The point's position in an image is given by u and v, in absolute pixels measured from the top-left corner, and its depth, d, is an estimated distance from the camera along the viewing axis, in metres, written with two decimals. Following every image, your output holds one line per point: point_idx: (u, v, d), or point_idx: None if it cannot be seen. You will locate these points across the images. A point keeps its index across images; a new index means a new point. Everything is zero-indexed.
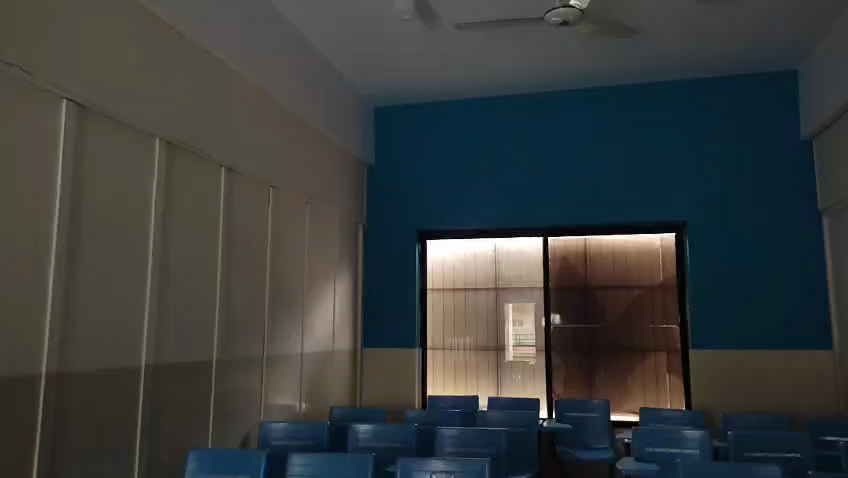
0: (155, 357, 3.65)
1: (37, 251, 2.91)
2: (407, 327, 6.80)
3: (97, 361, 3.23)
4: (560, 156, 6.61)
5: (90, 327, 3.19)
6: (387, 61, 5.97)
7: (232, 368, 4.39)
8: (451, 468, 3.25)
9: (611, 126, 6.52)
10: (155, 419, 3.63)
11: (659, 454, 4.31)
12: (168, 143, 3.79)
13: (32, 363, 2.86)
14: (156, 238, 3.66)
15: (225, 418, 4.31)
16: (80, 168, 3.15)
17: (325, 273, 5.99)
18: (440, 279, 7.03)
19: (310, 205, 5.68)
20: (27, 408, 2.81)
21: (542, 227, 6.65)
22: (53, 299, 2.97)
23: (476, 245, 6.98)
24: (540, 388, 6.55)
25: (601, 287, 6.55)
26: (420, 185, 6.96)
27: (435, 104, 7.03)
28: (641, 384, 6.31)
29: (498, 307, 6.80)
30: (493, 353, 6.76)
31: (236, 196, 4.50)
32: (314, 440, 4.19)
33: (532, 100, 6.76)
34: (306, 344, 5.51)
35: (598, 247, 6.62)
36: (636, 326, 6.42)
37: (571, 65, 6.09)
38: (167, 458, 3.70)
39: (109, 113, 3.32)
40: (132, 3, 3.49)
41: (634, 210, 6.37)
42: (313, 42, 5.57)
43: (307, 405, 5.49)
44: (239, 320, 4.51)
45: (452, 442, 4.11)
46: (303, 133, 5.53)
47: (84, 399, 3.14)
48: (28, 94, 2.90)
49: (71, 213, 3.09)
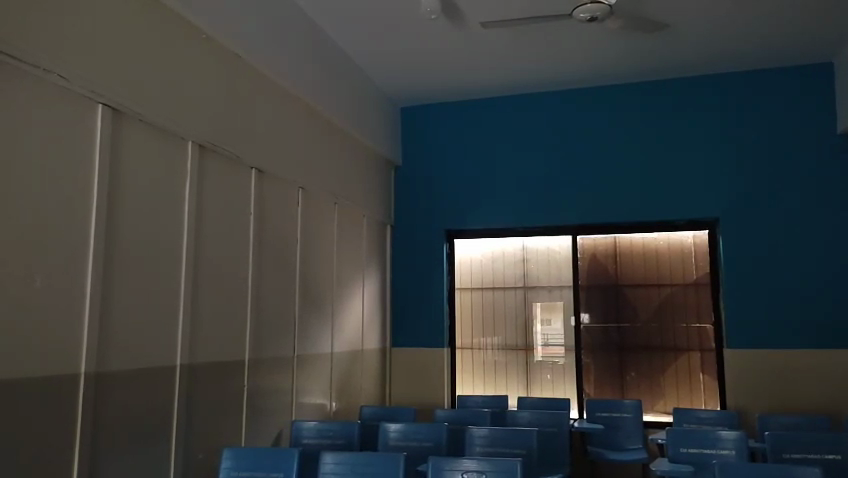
0: (190, 356, 3.71)
1: (75, 254, 2.98)
2: (435, 327, 6.80)
3: (135, 361, 3.30)
4: (589, 154, 6.54)
5: (127, 328, 3.26)
6: (414, 60, 5.98)
7: (263, 368, 4.44)
8: (483, 468, 3.23)
9: (639, 123, 6.44)
10: (190, 418, 3.69)
11: (695, 455, 4.23)
12: (200, 145, 3.86)
13: (73, 362, 2.93)
14: (189, 240, 3.72)
15: (258, 417, 4.36)
16: (114, 172, 3.22)
17: (354, 274, 6.02)
18: (468, 279, 7.02)
19: (339, 205, 5.71)
20: (69, 408, 2.89)
21: (571, 226, 6.59)
22: (91, 299, 3.04)
23: (504, 244, 6.95)
24: (570, 389, 6.48)
25: (632, 285, 6.47)
26: (446, 184, 6.96)
27: (461, 103, 7.02)
28: (674, 384, 6.22)
29: (526, 306, 6.75)
30: (522, 353, 6.71)
31: (265, 196, 4.55)
32: (343, 440, 4.22)
33: (559, 96, 6.71)
34: (335, 344, 5.54)
35: (628, 245, 6.54)
36: (668, 325, 6.33)
37: (599, 62, 6.03)
38: (201, 457, 3.76)
39: (142, 117, 3.38)
40: (163, 9, 3.55)
41: (666, 207, 6.27)
42: (340, 43, 5.61)
43: (337, 404, 5.52)
44: (269, 320, 4.55)
45: (482, 442, 4.10)
46: (329, 133, 5.56)
47: (123, 397, 3.20)
48: (67, 100, 2.97)
49: (108, 215, 3.16)
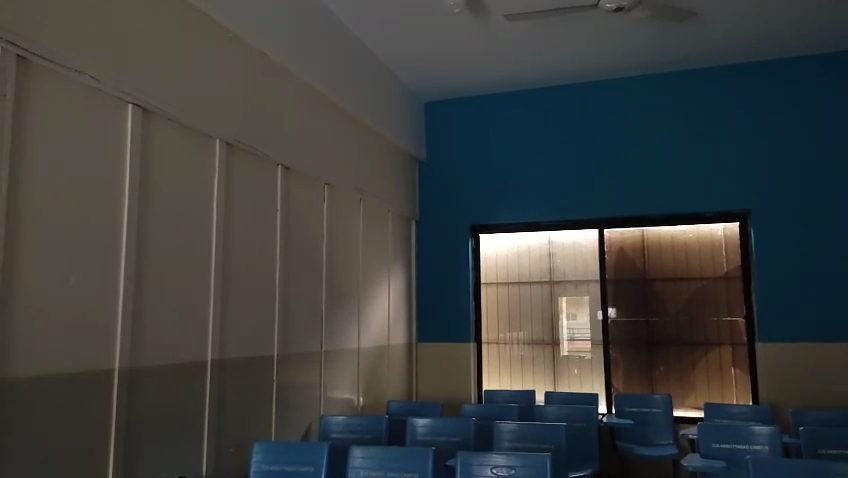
0: (220, 351, 3.76)
1: (109, 253, 3.03)
2: (461, 322, 6.80)
3: (167, 357, 3.35)
4: (614, 146, 6.47)
5: (159, 324, 3.31)
6: (437, 55, 5.95)
7: (292, 364, 4.48)
8: (513, 463, 3.22)
9: (665, 114, 6.35)
10: (221, 413, 3.75)
11: (727, 450, 4.16)
12: (228, 143, 3.90)
13: (107, 358, 2.99)
14: (218, 238, 3.77)
15: (286, 411, 4.40)
16: (145, 171, 3.27)
17: (380, 269, 6.04)
18: (493, 273, 6.99)
19: (364, 201, 5.73)
20: (104, 404, 2.94)
21: (598, 220, 6.52)
22: (125, 296, 3.09)
23: (529, 238, 6.89)
24: (598, 383, 6.42)
25: (660, 279, 6.39)
26: (471, 178, 6.93)
27: (484, 97, 6.98)
28: (704, 378, 6.13)
29: (552, 301, 6.71)
30: (548, 348, 6.67)
31: (292, 193, 4.58)
32: (371, 435, 4.24)
33: (587, 88, 6.63)
34: (362, 339, 5.57)
35: (656, 239, 6.45)
36: (698, 319, 6.24)
37: (626, 53, 5.95)
38: (232, 451, 3.82)
39: (171, 116, 3.42)
40: (190, 9, 3.58)
41: (696, 199, 6.18)
42: (363, 39, 5.61)
43: (365, 399, 5.55)
44: (297, 316, 4.58)
45: (510, 437, 4.09)
46: (354, 129, 5.57)
47: (157, 392, 3.26)
48: (98, 101, 3.01)
49: (139, 213, 3.21)
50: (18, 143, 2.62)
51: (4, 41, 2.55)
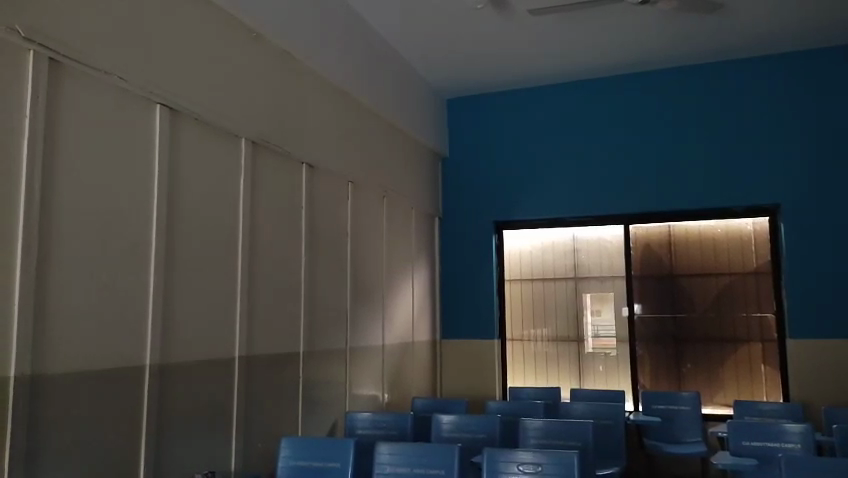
0: (247, 348, 3.80)
1: (139, 251, 3.08)
2: (485, 318, 6.78)
3: (196, 354, 3.40)
4: (638, 141, 6.40)
5: (188, 321, 3.36)
6: (459, 51, 5.93)
7: (318, 360, 4.51)
8: (539, 459, 3.20)
9: (690, 108, 6.26)
10: (249, 409, 3.79)
11: (757, 448, 4.09)
12: (254, 143, 3.94)
13: (138, 354, 3.04)
14: (244, 236, 3.80)
15: (312, 408, 4.43)
16: (173, 170, 3.31)
17: (404, 266, 6.05)
18: (517, 270, 6.95)
19: (387, 198, 5.74)
20: (134, 399, 2.99)
21: (623, 215, 6.45)
22: (155, 294, 3.14)
23: (554, 234, 6.84)
24: (624, 380, 6.36)
25: (688, 275, 6.29)
26: (494, 175, 6.90)
27: (506, 93, 6.95)
28: (733, 375, 6.04)
29: (576, 298, 6.66)
30: (573, 344, 6.62)
31: (317, 191, 4.61)
32: (396, 431, 4.25)
33: (611, 82, 6.56)
34: (386, 335, 5.58)
35: (684, 234, 6.35)
36: (727, 315, 6.14)
37: (651, 45, 5.87)
38: (260, 446, 3.86)
39: (197, 116, 3.46)
40: (214, 9, 3.61)
41: (723, 194, 6.08)
42: (386, 37, 5.61)
43: (390, 396, 5.57)
44: (323, 313, 4.62)
45: (536, 434, 4.07)
46: (378, 127, 5.59)
47: (186, 388, 3.31)
48: (127, 101, 3.06)
49: (167, 212, 3.25)
50: (51, 144, 2.68)
51: (36, 44, 2.60)
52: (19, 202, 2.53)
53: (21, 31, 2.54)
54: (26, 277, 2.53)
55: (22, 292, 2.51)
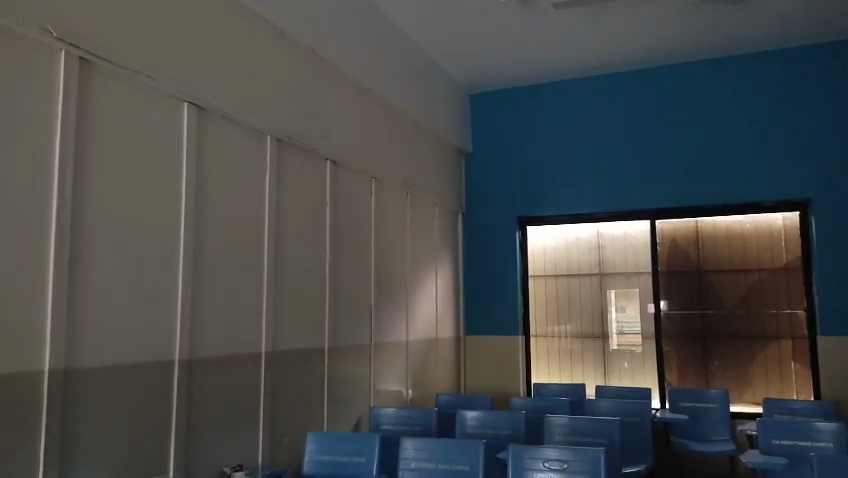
0: (273, 343, 3.83)
1: (168, 247, 3.12)
2: (509, 314, 6.76)
3: (223, 349, 3.44)
4: (663, 135, 6.32)
5: (215, 317, 3.40)
6: (483, 46, 5.90)
7: (342, 355, 4.54)
8: (565, 456, 3.19)
9: (716, 100, 6.17)
10: (275, 404, 3.83)
11: (788, 446, 4.02)
12: (279, 139, 3.97)
13: (168, 349, 3.09)
14: (270, 232, 3.84)
15: (337, 403, 4.46)
16: (200, 167, 3.35)
17: (428, 262, 6.06)
18: (541, 266, 6.90)
19: (411, 194, 5.73)
20: (164, 393, 3.04)
21: (649, 210, 6.37)
22: (183, 289, 3.19)
23: (578, 229, 6.78)
24: (650, 377, 6.29)
25: (716, 271, 6.20)
26: (517, 170, 6.87)
27: (529, 88, 6.90)
28: (762, 373, 5.95)
29: (601, 294, 6.61)
30: (598, 341, 6.58)
31: (341, 187, 4.63)
32: (421, 427, 4.26)
33: (638, 76, 6.48)
34: (410, 331, 5.60)
35: (711, 229, 6.25)
36: (756, 312, 6.05)
37: (678, 38, 5.77)
38: (286, 440, 3.90)
39: (223, 113, 3.49)
40: (240, 7, 3.64)
41: (753, 187, 5.97)
42: (409, 33, 5.60)
43: (414, 391, 5.59)
44: (347, 309, 4.64)
45: (561, 431, 4.05)
46: (401, 123, 5.59)
47: (214, 383, 3.36)
48: (155, 99, 3.10)
49: (195, 209, 3.29)
50: (82, 141, 2.72)
51: (68, 44, 2.64)
52: (51, 199, 2.58)
53: (53, 31, 2.58)
54: (59, 272, 2.58)
55: (54, 288, 2.56)
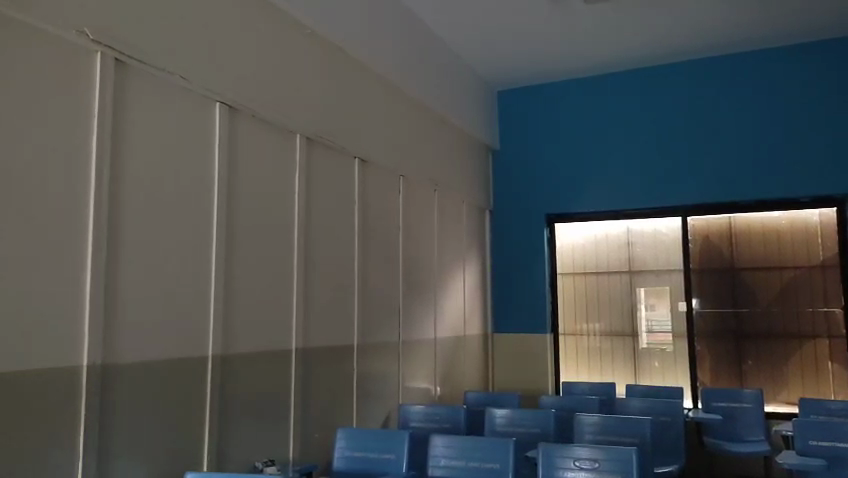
0: (304, 340, 3.87)
1: (202, 246, 3.18)
2: (538, 312, 6.72)
3: (255, 345, 3.49)
4: (692, 130, 6.22)
5: (247, 314, 3.45)
6: (510, 43, 5.86)
7: (371, 352, 4.56)
8: (597, 456, 3.15)
9: (747, 94, 6.05)
10: (306, 401, 3.86)
11: (826, 448, 3.93)
12: (308, 138, 4.00)
13: (202, 345, 3.14)
14: (300, 229, 3.87)
15: (367, 400, 4.49)
16: (231, 166, 3.39)
17: (456, 260, 6.06)
18: (570, 264, 6.84)
19: (438, 191, 5.73)
20: (198, 389, 3.09)
21: (679, 207, 6.26)
22: (216, 287, 3.23)
23: (607, 226, 6.71)
24: (682, 376, 6.20)
25: (749, 268, 6.08)
26: (544, 167, 6.82)
27: (555, 84, 6.85)
28: (798, 372, 5.84)
29: (631, 292, 6.53)
30: (628, 339, 6.50)
31: (369, 185, 4.65)
32: (450, 424, 4.25)
33: (670, 69, 6.37)
34: (438, 329, 5.60)
35: (745, 226, 6.13)
36: (792, 310, 5.92)
37: (709, 31, 5.67)
38: (317, 436, 3.94)
39: (254, 112, 3.53)
40: (269, 7, 3.68)
41: (791, 182, 5.83)
42: (436, 30, 5.59)
43: (442, 389, 5.59)
44: (375, 306, 4.66)
45: (592, 429, 4.01)
46: (428, 121, 5.58)
47: (246, 379, 3.40)
48: (188, 100, 3.14)
49: (227, 208, 3.34)
50: (118, 142, 2.78)
51: (104, 46, 2.70)
52: (90, 198, 2.64)
53: (90, 33, 2.64)
54: (97, 271, 2.63)
55: (92, 286, 2.62)
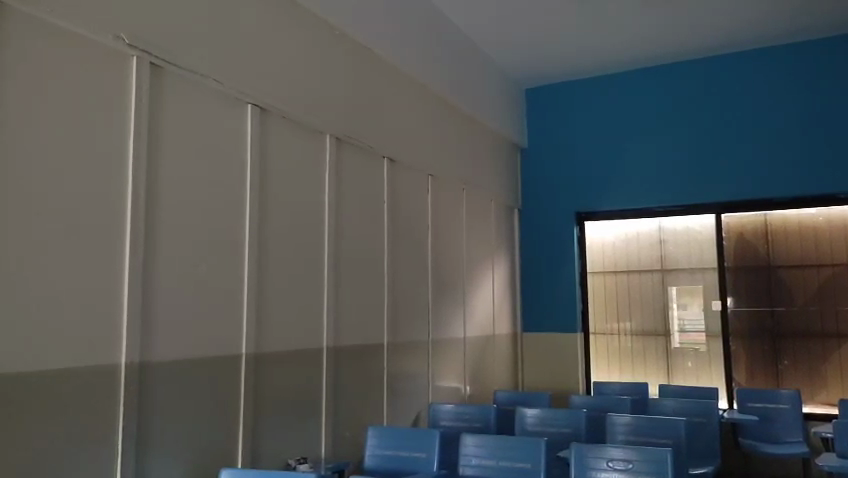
0: (335, 339, 3.90)
1: (235, 245, 3.22)
2: (568, 311, 6.66)
3: (288, 344, 3.53)
4: (724, 126, 6.10)
5: (279, 313, 3.49)
6: (538, 40, 5.83)
7: (401, 351, 4.58)
8: (630, 456, 3.12)
9: (780, 89, 5.92)
10: (338, 399, 3.90)
11: None
12: (338, 139, 4.03)
13: (236, 344, 3.18)
14: (330, 229, 3.90)
15: (397, 398, 4.51)
16: (263, 167, 3.43)
17: (485, 258, 6.04)
18: (600, 262, 6.76)
19: (467, 190, 5.73)
20: (232, 388, 3.14)
21: (712, 204, 6.15)
22: (249, 286, 3.27)
23: (639, 224, 6.62)
24: (717, 377, 6.08)
25: (786, 266, 5.94)
26: (572, 165, 6.75)
27: (583, 80, 6.78)
28: (837, 372, 5.69)
29: (663, 291, 6.44)
30: (660, 339, 6.41)
31: (398, 185, 4.66)
32: (481, 424, 4.23)
33: (700, 64, 6.26)
34: (468, 328, 5.60)
35: (781, 223, 5.98)
36: (830, 309, 5.77)
37: (742, 24, 5.56)
38: (348, 434, 3.98)
39: (284, 113, 3.57)
40: (298, 10, 3.72)
41: (825, 179, 5.69)
42: (463, 29, 5.59)
43: (471, 388, 5.58)
44: (405, 305, 4.67)
45: (624, 430, 3.96)
46: (456, 120, 5.57)
47: (278, 377, 3.44)
48: (221, 102, 3.19)
49: (259, 208, 3.39)
50: (154, 145, 2.83)
51: (139, 50, 2.75)
52: (127, 201, 2.69)
53: (125, 38, 2.69)
54: (134, 269, 2.69)
55: (130, 286, 2.67)
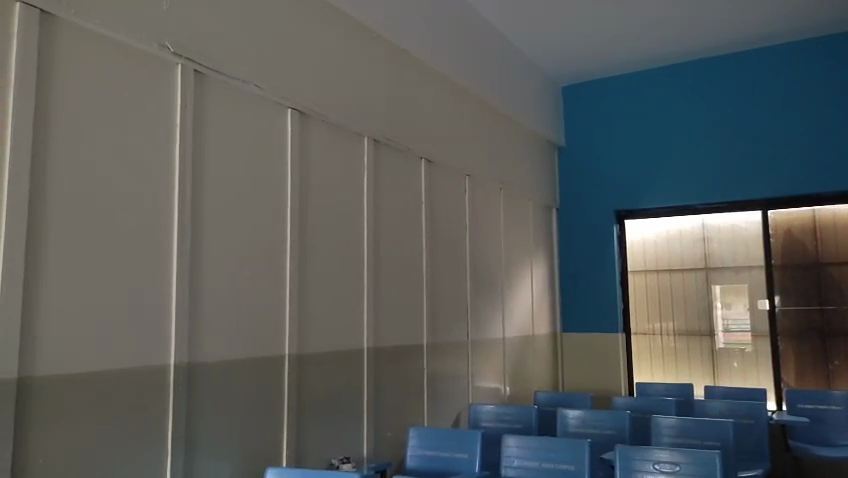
0: (374, 340, 3.93)
1: (277, 247, 3.27)
2: (609, 311, 6.56)
3: (329, 345, 3.56)
4: (767, 120, 5.94)
5: (321, 314, 3.53)
6: (574, 37, 5.76)
7: (441, 352, 4.58)
8: (677, 459, 3.05)
9: (826, 81, 5.73)
10: (378, 400, 3.92)
11: None
12: (376, 140, 4.05)
13: (279, 345, 3.23)
14: (369, 230, 3.93)
15: (437, 399, 4.50)
16: (303, 170, 3.48)
17: (523, 258, 5.99)
18: (642, 260, 6.65)
19: (504, 190, 5.70)
20: (276, 388, 3.18)
21: (757, 200, 5.99)
22: (291, 287, 3.32)
23: (681, 221, 6.48)
24: (765, 377, 5.92)
25: (836, 263, 5.75)
26: (610, 163, 6.66)
27: (620, 77, 6.68)
28: None
29: (707, 289, 6.29)
30: (705, 339, 6.27)
31: (436, 186, 4.67)
32: (522, 424, 4.20)
33: (742, 57, 6.09)
34: (507, 329, 5.56)
35: (830, 218, 5.77)
36: None
37: (786, 15, 5.40)
38: (390, 434, 3.99)
39: (323, 117, 3.61)
40: (336, 14, 3.75)
41: None
42: (499, 28, 5.56)
43: (511, 389, 5.55)
44: (445, 305, 4.68)
45: (670, 432, 3.88)
46: (493, 119, 5.55)
47: (320, 377, 3.47)
48: (262, 107, 3.24)
49: (300, 210, 3.43)
50: (199, 150, 2.90)
51: (183, 58, 2.82)
52: (173, 204, 2.76)
53: (170, 47, 2.76)
54: (181, 272, 2.75)
55: (177, 287, 2.73)
